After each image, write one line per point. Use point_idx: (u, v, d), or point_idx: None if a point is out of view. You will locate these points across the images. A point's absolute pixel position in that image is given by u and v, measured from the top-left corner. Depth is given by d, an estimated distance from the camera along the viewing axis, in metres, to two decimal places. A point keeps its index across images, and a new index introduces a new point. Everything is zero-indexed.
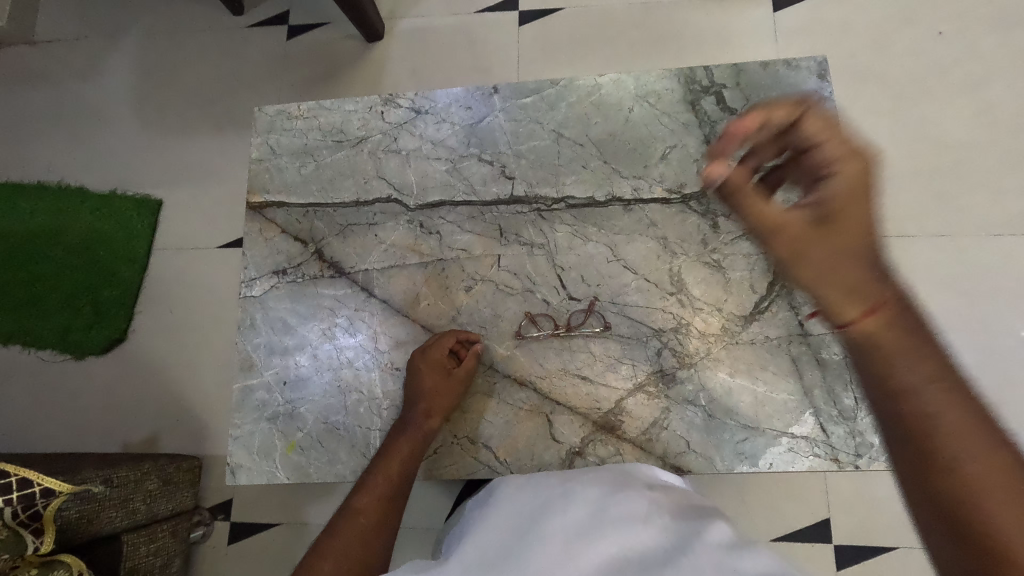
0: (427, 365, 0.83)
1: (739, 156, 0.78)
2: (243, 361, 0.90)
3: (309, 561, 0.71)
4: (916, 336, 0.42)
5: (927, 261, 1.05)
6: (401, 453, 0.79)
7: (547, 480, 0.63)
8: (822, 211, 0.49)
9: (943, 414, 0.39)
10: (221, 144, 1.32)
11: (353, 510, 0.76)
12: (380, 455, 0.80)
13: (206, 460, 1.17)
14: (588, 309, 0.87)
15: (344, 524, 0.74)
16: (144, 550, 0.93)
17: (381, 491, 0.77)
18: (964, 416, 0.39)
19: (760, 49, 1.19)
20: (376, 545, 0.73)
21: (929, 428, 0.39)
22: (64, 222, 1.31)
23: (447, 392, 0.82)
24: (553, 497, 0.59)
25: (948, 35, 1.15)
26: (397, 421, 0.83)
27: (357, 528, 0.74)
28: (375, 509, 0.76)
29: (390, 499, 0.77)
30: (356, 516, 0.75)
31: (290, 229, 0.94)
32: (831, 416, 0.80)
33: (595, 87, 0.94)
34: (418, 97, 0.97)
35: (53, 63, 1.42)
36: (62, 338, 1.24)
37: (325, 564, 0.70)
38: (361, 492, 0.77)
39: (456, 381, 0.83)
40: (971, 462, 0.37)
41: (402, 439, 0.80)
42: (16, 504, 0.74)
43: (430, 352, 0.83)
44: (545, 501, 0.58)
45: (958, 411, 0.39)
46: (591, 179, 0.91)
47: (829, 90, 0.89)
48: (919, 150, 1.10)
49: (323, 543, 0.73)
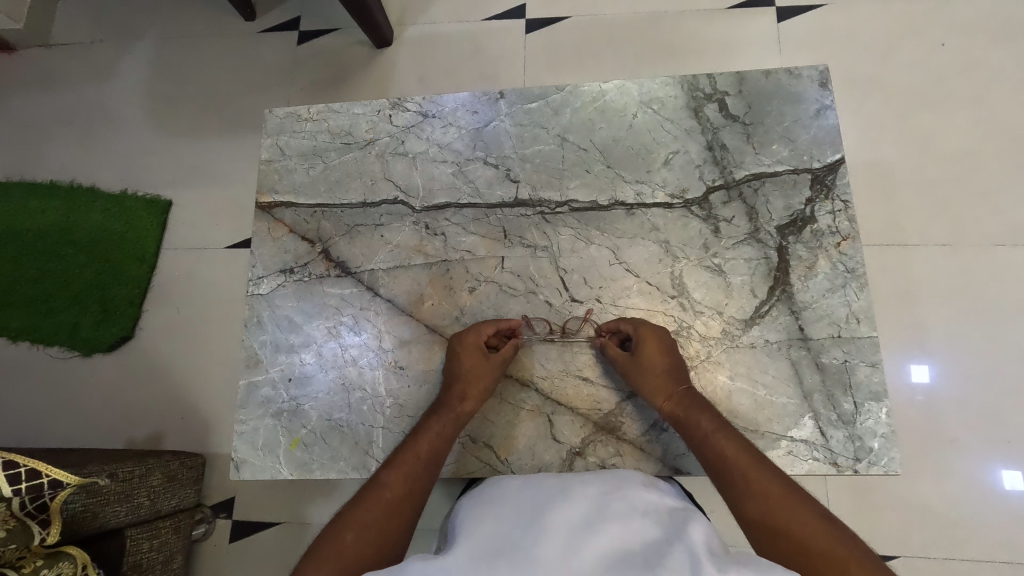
0: (465, 347, 0.83)
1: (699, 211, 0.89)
2: (249, 358, 0.91)
3: (329, 531, 0.64)
4: (697, 405, 0.74)
5: (929, 269, 1.06)
6: (436, 429, 0.76)
7: (546, 477, 0.64)
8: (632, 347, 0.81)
9: (729, 453, 0.68)
10: (231, 146, 1.35)
11: (380, 484, 0.68)
12: (414, 432, 0.76)
13: (209, 458, 1.18)
14: (585, 317, 0.88)
15: (368, 496, 0.67)
16: (147, 546, 0.94)
17: (412, 469, 0.71)
18: (738, 450, 0.67)
19: (763, 58, 1.21)
20: (399, 525, 0.66)
21: (724, 462, 0.67)
22: (75, 221, 1.33)
23: (485, 373, 0.81)
24: (554, 490, 0.60)
25: (951, 47, 1.17)
26: (431, 406, 0.81)
27: (381, 502, 0.67)
28: (402, 486, 0.69)
29: (419, 478, 0.70)
30: (381, 490, 0.68)
31: (298, 229, 0.96)
32: (831, 420, 0.81)
33: (599, 93, 0.95)
34: (425, 101, 0.99)
35: (68, 66, 1.45)
36: (70, 335, 1.26)
37: (348, 534, 0.63)
38: (390, 468, 0.71)
39: (494, 363, 0.82)
40: (759, 483, 0.64)
41: (437, 417, 0.78)
42: (24, 495, 0.75)
43: (465, 336, 0.84)
44: (547, 494, 0.59)
45: (735, 449, 0.68)
46: (595, 183, 0.92)
47: (830, 98, 0.91)
48: (921, 159, 1.11)
49: (345, 515, 0.65)
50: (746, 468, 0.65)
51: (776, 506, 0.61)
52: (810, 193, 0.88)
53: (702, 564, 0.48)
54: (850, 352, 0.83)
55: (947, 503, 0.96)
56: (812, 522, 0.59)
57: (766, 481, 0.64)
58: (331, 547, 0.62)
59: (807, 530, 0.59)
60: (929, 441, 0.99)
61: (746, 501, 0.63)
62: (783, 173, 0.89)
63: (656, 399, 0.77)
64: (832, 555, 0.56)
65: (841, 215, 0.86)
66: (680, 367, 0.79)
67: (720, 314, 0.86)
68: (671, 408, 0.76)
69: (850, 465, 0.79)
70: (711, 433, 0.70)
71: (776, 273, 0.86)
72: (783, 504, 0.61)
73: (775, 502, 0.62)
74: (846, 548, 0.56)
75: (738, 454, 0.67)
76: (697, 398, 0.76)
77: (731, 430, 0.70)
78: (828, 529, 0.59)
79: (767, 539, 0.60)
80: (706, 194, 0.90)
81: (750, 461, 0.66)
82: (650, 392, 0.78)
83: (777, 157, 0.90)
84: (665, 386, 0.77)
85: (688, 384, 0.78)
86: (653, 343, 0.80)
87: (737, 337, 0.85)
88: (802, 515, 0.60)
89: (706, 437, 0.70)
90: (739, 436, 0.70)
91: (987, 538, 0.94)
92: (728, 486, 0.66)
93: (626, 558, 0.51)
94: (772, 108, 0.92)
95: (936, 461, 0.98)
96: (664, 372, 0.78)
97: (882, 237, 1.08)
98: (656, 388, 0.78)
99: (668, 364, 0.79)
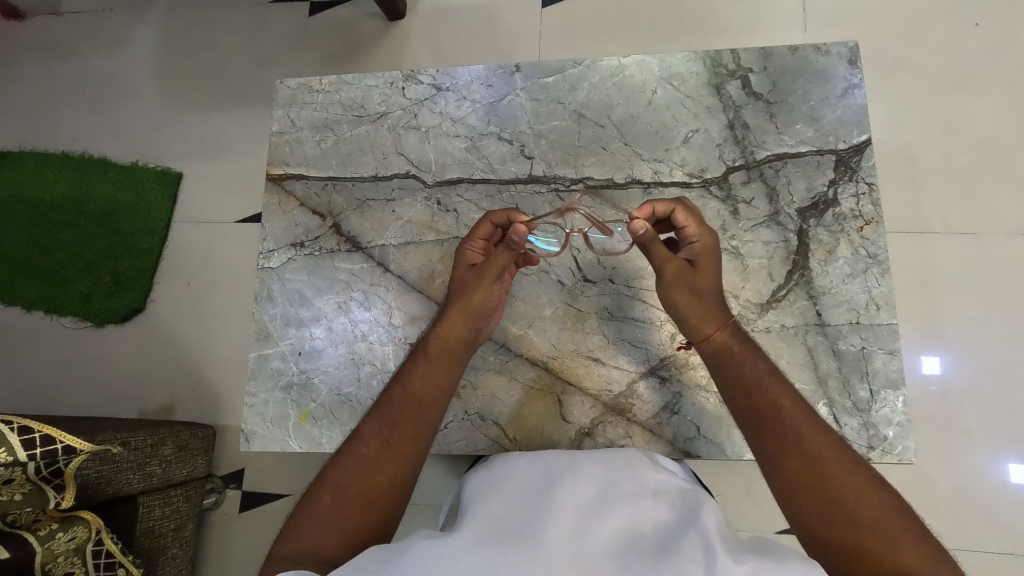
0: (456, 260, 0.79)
1: (716, 191, 0.87)
2: (259, 331, 0.91)
3: (310, 494, 0.62)
4: (749, 343, 0.68)
5: (952, 257, 1.03)
6: (418, 366, 0.70)
7: (550, 455, 0.64)
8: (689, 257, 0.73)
9: (784, 402, 0.61)
10: (242, 119, 1.33)
11: (357, 438, 0.65)
12: (398, 375, 0.70)
13: (220, 429, 1.19)
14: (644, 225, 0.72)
15: (347, 453, 0.64)
16: (158, 514, 0.95)
17: (388, 416, 0.66)
18: (796, 405, 0.61)
19: (788, 36, 1.17)
20: (383, 478, 0.62)
21: (776, 411, 0.60)
22: (86, 193, 1.33)
23: (471, 294, 0.75)
24: (563, 469, 0.60)
25: (985, 27, 1.12)
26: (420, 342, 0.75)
27: (356, 458, 0.63)
28: (379, 438, 0.64)
29: (401, 423, 0.66)
30: (358, 445, 0.64)
31: (309, 202, 0.95)
32: (846, 407, 0.79)
33: (618, 68, 0.93)
34: (439, 73, 0.97)
35: (79, 35, 1.44)
36: (84, 305, 1.27)
37: (325, 495, 0.61)
38: (369, 419, 0.67)
39: (476, 277, 0.76)
40: (810, 440, 0.58)
41: (415, 356, 0.72)
42: (38, 460, 0.75)
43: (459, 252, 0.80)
44: (556, 473, 0.59)
45: (793, 403, 0.61)
46: (611, 161, 0.90)
47: (858, 76, 0.87)
48: (948, 145, 1.08)
49: (324, 474, 0.64)
50: (798, 421, 0.60)
51: (833, 468, 0.56)
52: (833, 174, 0.85)
53: (715, 551, 0.47)
54: (868, 339, 0.81)
55: (953, 495, 0.95)
56: (866, 491, 0.55)
57: (821, 439, 0.58)
58: (309, 512, 0.60)
59: (859, 498, 0.54)
60: (939, 432, 0.98)
61: (790, 458, 0.58)
62: (806, 154, 0.87)
63: (703, 329, 0.69)
64: (890, 531, 0.52)
65: (865, 198, 0.84)
66: (723, 299, 0.71)
67: (736, 299, 0.83)
68: (723, 339, 0.68)
69: (863, 453, 0.78)
70: (764, 377, 0.63)
71: (795, 256, 0.84)
72: (839, 464, 0.56)
73: (829, 465, 0.56)
74: (904, 521, 0.53)
75: (795, 409, 0.61)
76: (747, 336, 0.68)
77: (784, 376, 0.64)
78: (883, 499, 0.54)
79: (805, 499, 0.56)
80: (726, 174, 0.87)
81: (805, 417, 0.60)
82: (696, 321, 0.69)
83: (800, 137, 0.87)
84: (714, 319, 0.69)
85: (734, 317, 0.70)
86: (707, 263, 0.72)
87: (753, 321, 0.82)
88: (858, 478, 0.56)
89: (762, 379, 0.63)
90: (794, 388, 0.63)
91: (995, 531, 0.93)
92: (774, 439, 0.59)
93: (638, 540, 0.51)
94: (798, 87, 0.89)
95: (946, 452, 0.97)
96: (715, 298, 0.71)
97: (902, 223, 1.06)
98: (702, 317, 0.69)
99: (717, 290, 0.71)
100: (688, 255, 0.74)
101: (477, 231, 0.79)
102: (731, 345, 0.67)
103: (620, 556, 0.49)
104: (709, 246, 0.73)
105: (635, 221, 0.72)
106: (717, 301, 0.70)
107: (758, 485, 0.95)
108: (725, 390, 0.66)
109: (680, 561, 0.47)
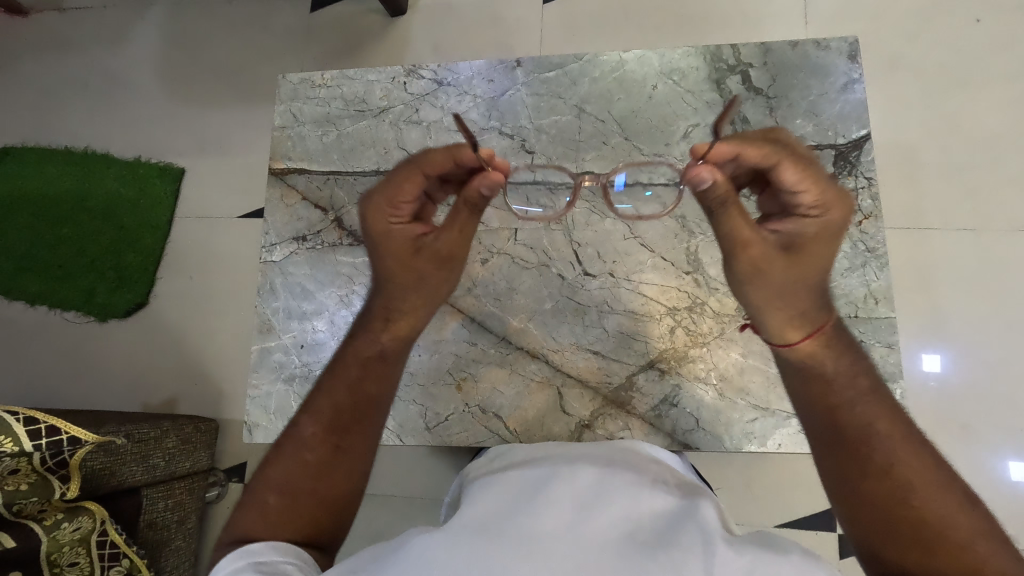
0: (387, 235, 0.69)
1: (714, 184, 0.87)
2: (262, 324, 0.92)
3: (252, 493, 0.61)
4: (842, 352, 0.62)
5: (951, 253, 1.04)
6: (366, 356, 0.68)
7: (559, 449, 0.64)
8: (791, 235, 0.64)
9: (875, 422, 0.56)
10: (243, 115, 1.34)
11: (301, 438, 0.63)
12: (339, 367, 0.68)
13: (223, 423, 1.20)
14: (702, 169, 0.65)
15: (290, 451, 0.63)
16: (161, 506, 0.95)
17: (335, 413, 0.64)
18: (890, 423, 0.56)
19: (789, 32, 1.17)
20: (335, 474, 0.62)
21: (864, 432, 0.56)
22: (89, 188, 1.33)
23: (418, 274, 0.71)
24: (571, 465, 0.60)
25: (985, 24, 1.12)
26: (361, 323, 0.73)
27: (302, 458, 0.62)
28: (326, 437, 0.63)
29: (350, 420, 0.65)
30: (302, 445, 0.62)
31: (311, 196, 0.95)
32: None
33: (619, 63, 0.93)
34: (440, 68, 0.97)
35: (82, 30, 1.44)
36: (87, 300, 1.27)
37: (271, 496, 0.60)
38: (311, 416, 0.64)
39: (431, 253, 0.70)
40: (900, 464, 0.54)
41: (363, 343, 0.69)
42: (44, 450, 0.76)
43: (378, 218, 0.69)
44: (562, 468, 0.59)
45: (885, 421, 0.56)
46: (612, 155, 0.90)
47: (858, 72, 0.87)
48: (948, 141, 1.08)
49: (266, 472, 0.62)
50: (891, 441, 0.55)
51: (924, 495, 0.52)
52: (833, 169, 0.86)
53: (713, 544, 0.48)
54: (867, 333, 0.82)
55: None
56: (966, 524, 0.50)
57: (918, 464, 0.54)
58: (253, 513, 0.59)
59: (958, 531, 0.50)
60: (938, 427, 0.98)
61: (873, 481, 0.54)
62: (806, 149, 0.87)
63: (790, 334, 0.63)
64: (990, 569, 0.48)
65: (863, 192, 0.84)
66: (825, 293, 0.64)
67: None
68: (809, 347, 0.62)
69: None
70: (859, 391, 0.59)
71: None
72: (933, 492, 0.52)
73: (924, 491, 0.52)
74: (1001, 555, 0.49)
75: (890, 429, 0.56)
76: (843, 341, 0.62)
77: (882, 392, 0.59)
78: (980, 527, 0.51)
79: (885, 523, 0.52)
80: None
81: (902, 438, 0.55)
82: (784, 322, 0.63)
83: (800, 132, 0.87)
84: (806, 321, 0.62)
85: (832, 319, 0.63)
86: (816, 244, 0.63)
87: None
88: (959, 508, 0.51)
89: (852, 396, 0.58)
90: (891, 404, 0.58)
91: None
92: (856, 459, 0.55)
93: (635, 530, 0.52)
94: (797, 82, 0.89)
95: (944, 446, 0.97)
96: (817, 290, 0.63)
97: (902, 219, 1.06)
98: (793, 319, 0.63)
99: (821, 277, 0.63)
100: (794, 230, 0.64)
101: (404, 193, 0.67)
102: (825, 358, 0.62)
103: (619, 547, 0.50)
104: (819, 223, 0.63)
105: (701, 169, 0.63)
106: (817, 301, 0.63)
107: (756, 479, 0.96)
108: (806, 401, 0.61)
109: (678, 553, 0.48)
